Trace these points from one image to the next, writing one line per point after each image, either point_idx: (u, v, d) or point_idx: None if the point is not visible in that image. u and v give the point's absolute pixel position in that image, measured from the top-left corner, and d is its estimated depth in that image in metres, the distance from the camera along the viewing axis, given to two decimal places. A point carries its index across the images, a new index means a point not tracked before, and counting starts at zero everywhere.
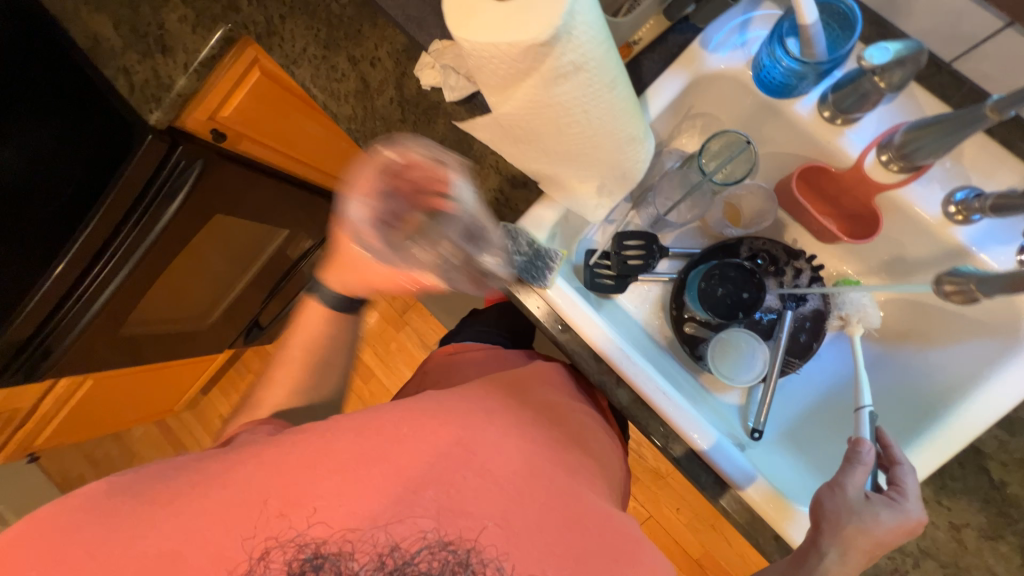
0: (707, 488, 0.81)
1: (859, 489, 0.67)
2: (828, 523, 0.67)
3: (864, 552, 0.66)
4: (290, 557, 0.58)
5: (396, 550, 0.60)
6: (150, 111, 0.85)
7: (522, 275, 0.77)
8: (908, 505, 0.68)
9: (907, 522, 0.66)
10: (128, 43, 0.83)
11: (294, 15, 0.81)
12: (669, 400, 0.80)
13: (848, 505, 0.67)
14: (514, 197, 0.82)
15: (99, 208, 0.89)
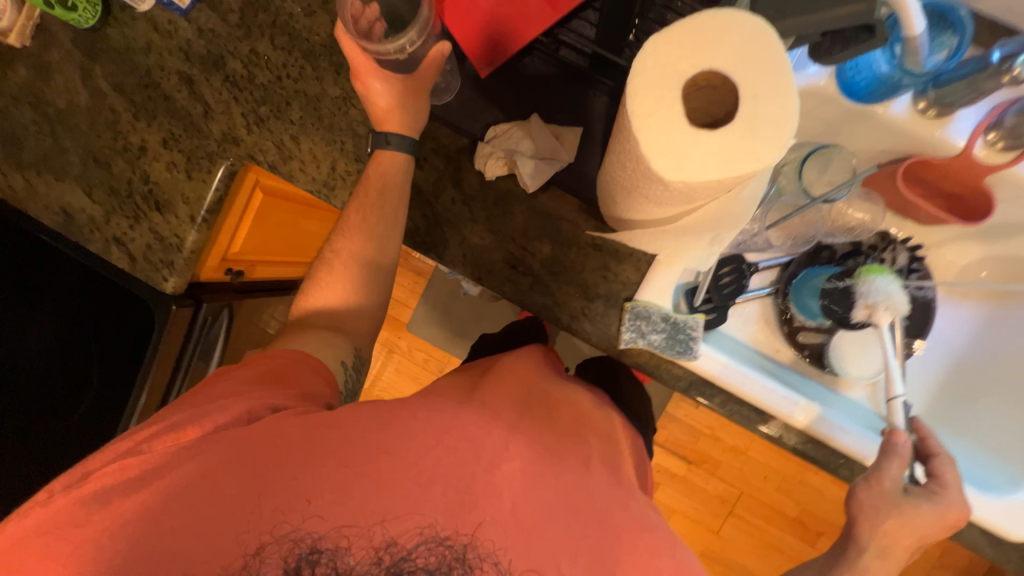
0: (744, 419, 0.69)
1: (897, 481, 0.58)
2: (862, 521, 0.59)
3: (906, 547, 0.59)
4: (293, 551, 0.43)
5: (420, 551, 0.43)
6: (165, 280, 0.77)
7: (666, 353, 0.64)
8: (946, 498, 0.59)
9: (947, 516, 0.58)
10: (111, 208, 0.75)
11: (306, 131, 0.71)
12: (780, 399, 0.65)
13: (885, 498, 0.58)
14: (571, 259, 0.67)
15: (143, 386, 0.79)
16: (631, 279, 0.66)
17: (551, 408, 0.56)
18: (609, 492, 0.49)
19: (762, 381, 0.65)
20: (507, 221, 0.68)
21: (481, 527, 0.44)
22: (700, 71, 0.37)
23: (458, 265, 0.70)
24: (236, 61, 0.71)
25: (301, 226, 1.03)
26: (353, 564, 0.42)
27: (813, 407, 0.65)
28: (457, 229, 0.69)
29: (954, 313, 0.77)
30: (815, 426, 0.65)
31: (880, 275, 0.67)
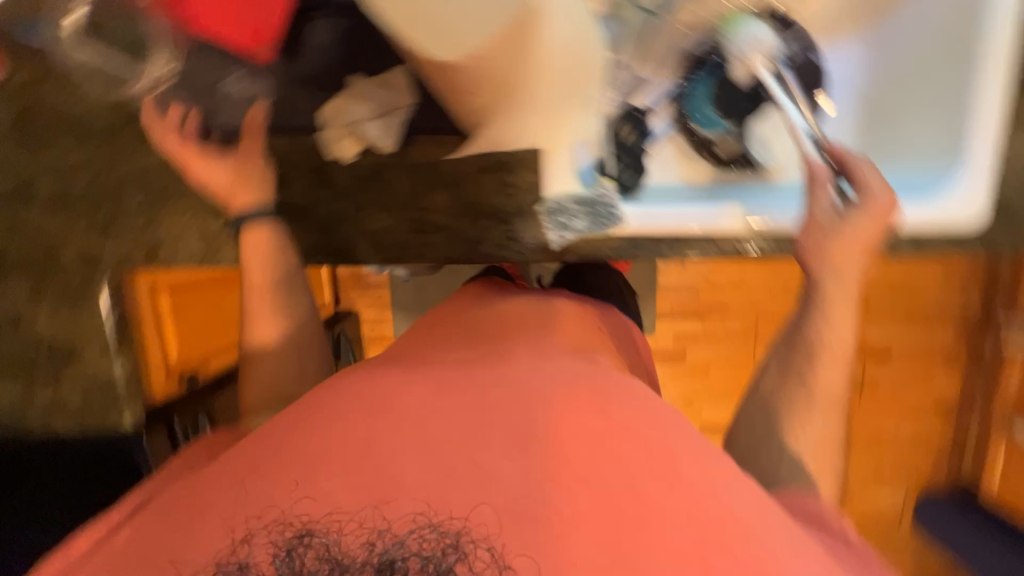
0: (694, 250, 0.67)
1: (828, 208, 0.61)
2: (815, 264, 0.60)
3: (859, 264, 0.60)
4: (279, 538, 0.34)
5: (411, 539, 0.34)
6: (121, 415, 0.75)
7: (599, 230, 0.64)
8: (874, 197, 0.59)
9: (878, 212, 0.59)
10: (31, 385, 0.74)
11: (159, 212, 0.67)
12: (707, 217, 0.66)
13: (819, 227, 0.60)
14: (470, 194, 0.65)
15: None
16: (535, 179, 0.64)
17: (510, 334, 0.58)
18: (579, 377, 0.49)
19: (680, 206, 0.66)
20: (390, 192, 0.65)
21: (478, 508, 0.35)
22: None
23: (373, 258, 0.67)
24: (49, 181, 0.67)
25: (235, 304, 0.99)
26: (345, 549, 0.34)
27: (737, 205, 0.67)
28: (354, 225, 0.66)
29: None
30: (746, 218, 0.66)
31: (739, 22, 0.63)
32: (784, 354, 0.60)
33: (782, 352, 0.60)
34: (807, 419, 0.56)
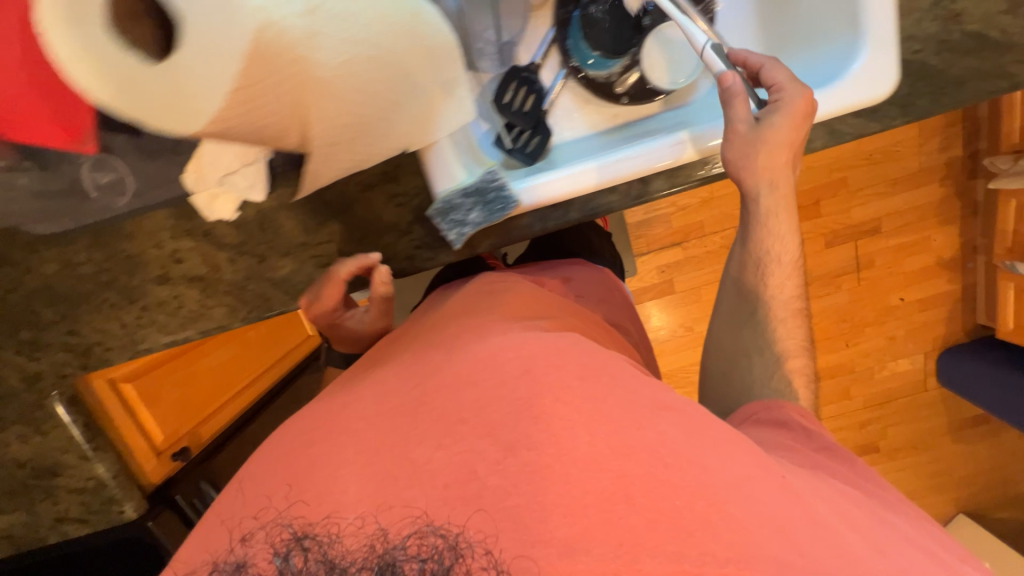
0: (615, 204, 0.64)
1: (748, 119, 0.59)
2: (745, 174, 0.61)
3: (787, 166, 0.62)
4: (284, 535, 0.45)
5: (412, 541, 0.42)
6: (122, 510, 0.77)
7: (494, 218, 0.59)
8: (787, 94, 0.58)
9: (801, 108, 0.58)
10: (29, 504, 0.76)
11: (75, 316, 0.67)
12: (632, 157, 0.61)
13: (746, 140, 0.59)
14: (364, 211, 0.63)
15: None
16: (419, 182, 0.62)
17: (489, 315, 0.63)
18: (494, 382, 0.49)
19: (611, 157, 0.61)
20: (283, 235, 0.64)
21: (475, 514, 0.43)
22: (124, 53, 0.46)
23: (291, 303, 0.67)
24: None
25: (209, 365, 0.99)
26: (344, 552, 0.42)
27: (682, 135, 0.62)
28: (262, 277, 0.65)
29: None
30: (687, 147, 0.62)
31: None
32: (739, 277, 0.71)
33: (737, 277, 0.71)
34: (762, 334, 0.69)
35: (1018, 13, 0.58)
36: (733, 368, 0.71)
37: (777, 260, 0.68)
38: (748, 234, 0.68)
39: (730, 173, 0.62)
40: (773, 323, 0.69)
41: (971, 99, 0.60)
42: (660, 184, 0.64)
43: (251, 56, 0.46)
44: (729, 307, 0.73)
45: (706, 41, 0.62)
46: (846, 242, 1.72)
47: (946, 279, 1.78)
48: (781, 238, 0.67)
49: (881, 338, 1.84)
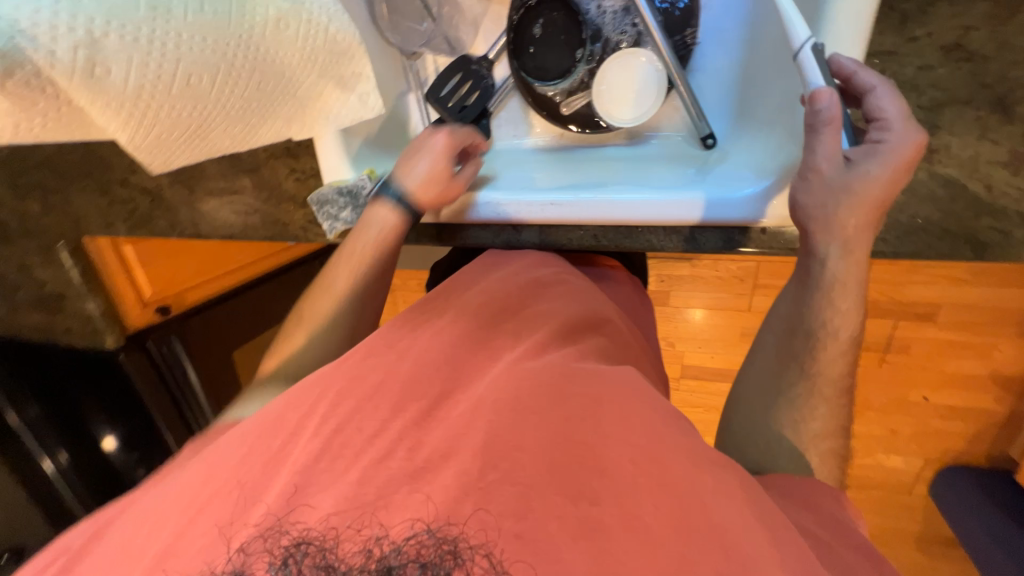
0: (501, 237, 0.64)
1: (835, 157, 0.43)
2: (816, 230, 0.45)
3: (872, 225, 0.45)
4: (275, 545, 0.37)
5: (410, 544, 0.35)
6: (106, 339, 1.02)
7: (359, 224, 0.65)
8: (889, 136, 0.42)
9: (908, 153, 0.41)
10: (45, 313, 0.99)
11: (69, 189, 0.82)
12: (666, 204, 0.56)
13: (829, 187, 0.43)
14: (272, 170, 0.69)
15: (150, 404, 1.13)
16: (314, 164, 0.67)
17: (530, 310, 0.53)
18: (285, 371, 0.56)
19: (495, 196, 0.62)
20: (207, 176, 0.72)
21: (476, 513, 0.36)
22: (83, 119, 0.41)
23: (210, 234, 0.76)
24: None
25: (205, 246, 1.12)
26: (344, 554, 0.36)
27: (762, 195, 0.53)
28: (191, 205, 0.75)
29: None
30: (566, 210, 0.58)
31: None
32: (780, 343, 0.52)
33: (782, 342, 0.52)
34: (807, 412, 0.49)
35: (1017, 170, 0.44)
36: (751, 439, 0.52)
37: (835, 333, 0.49)
38: (804, 296, 0.49)
39: (795, 220, 0.46)
40: (812, 398, 0.50)
41: (915, 253, 0.48)
42: (528, 233, 0.63)
43: (74, 75, 0.37)
44: (761, 366, 0.54)
45: (805, 37, 0.43)
46: (886, 316, 1.42)
47: (989, 397, 1.47)
48: (848, 299, 0.47)
49: (881, 428, 1.57)
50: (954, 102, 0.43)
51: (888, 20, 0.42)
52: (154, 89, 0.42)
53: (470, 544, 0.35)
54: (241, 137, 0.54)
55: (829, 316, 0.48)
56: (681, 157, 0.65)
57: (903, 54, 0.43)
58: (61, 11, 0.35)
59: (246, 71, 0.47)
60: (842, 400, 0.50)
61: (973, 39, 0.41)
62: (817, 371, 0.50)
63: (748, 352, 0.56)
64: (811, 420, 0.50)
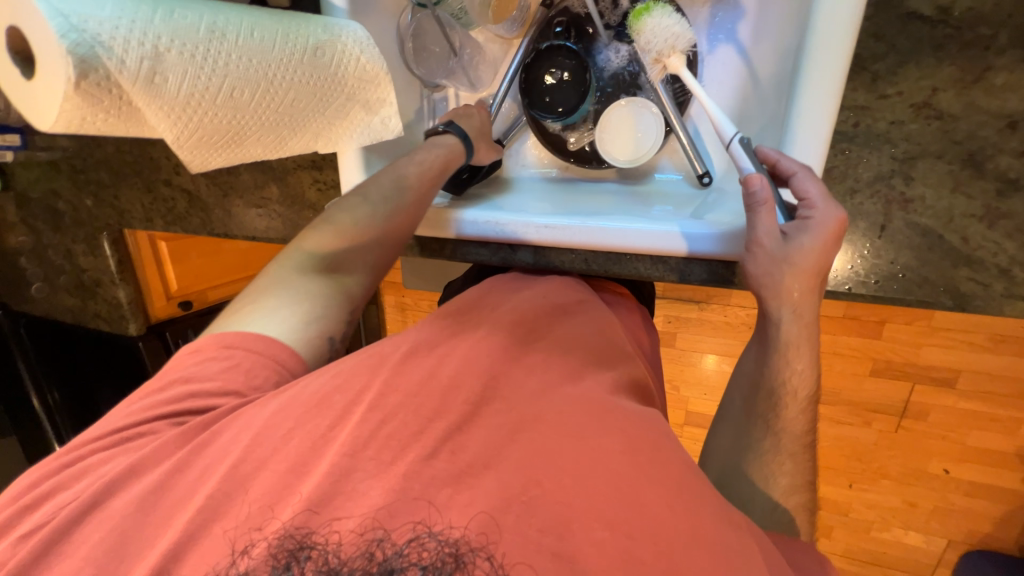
0: (499, 257, 0.68)
1: (774, 232, 0.47)
2: (767, 294, 0.49)
3: (816, 289, 0.48)
4: (281, 546, 0.39)
5: (410, 548, 0.38)
6: (128, 326, 1.08)
7: None
8: (813, 213, 0.46)
9: (833, 228, 0.45)
10: (81, 297, 1.07)
11: (119, 185, 0.91)
12: (649, 236, 0.58)
13: (772, 257, 0.47)
14: (299, 179, 0.75)
15: None
16: (336, 177, 0.73)
17: (547, 330, 0.55)
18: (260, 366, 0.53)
19: (496, 217, 0.66)
20: (240, 181, 0.79)
21: (477, 517, 0.39)
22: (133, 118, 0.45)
23: (237, 234, 0.83)
24: (55, 153, 0.92)
25: (228, 250, 1.23)
26: (344, 558, 0.38)
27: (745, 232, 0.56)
28: (223, 206, 0.82)
29: (715, 18, 0.62)
30: (558, 234, 0.62)
31: (654, 10, 0.59)
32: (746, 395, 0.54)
33: (748, 394, 0.53)
34: (776, 466, 0.50)
35: (993, 224, 0.45)
36: (730, 476, 0.52)
37: (793, 391, 0.51)
38: (764, 356, 0.52)
39: (750, 280, 0.49)
40: (779, 454, 0.51)
41: (895, 298, 0.49)
42: (522, 254, 0.66)
43: (136, 81, 0.43)
44: (732, 411, 0.55)
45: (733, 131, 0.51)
46: (903, 380, 1.34)
47: (1018, 478, 1.35)
48: (802, 358, 0.50)
49: (897, 501, 1.46)
50: (927, 156, 0.46)
51: (860, 78, 0.46)
52: (200, 97, 0.48)
53: (471, 547, 0.38)
54: (272, 146, 0.60)
55: (786, 373, 0.51)
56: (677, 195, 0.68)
57: (875, 109, 0.46)
58: (134, 29, 0.42)
59: (282, 88, 0.54)
60: (807, 457, 0.51)
61: (941, 99, 0.44)
62: (781, 424, 0.51)
63: (718, 412, 0.57)
64: (780, 476, 0.50)
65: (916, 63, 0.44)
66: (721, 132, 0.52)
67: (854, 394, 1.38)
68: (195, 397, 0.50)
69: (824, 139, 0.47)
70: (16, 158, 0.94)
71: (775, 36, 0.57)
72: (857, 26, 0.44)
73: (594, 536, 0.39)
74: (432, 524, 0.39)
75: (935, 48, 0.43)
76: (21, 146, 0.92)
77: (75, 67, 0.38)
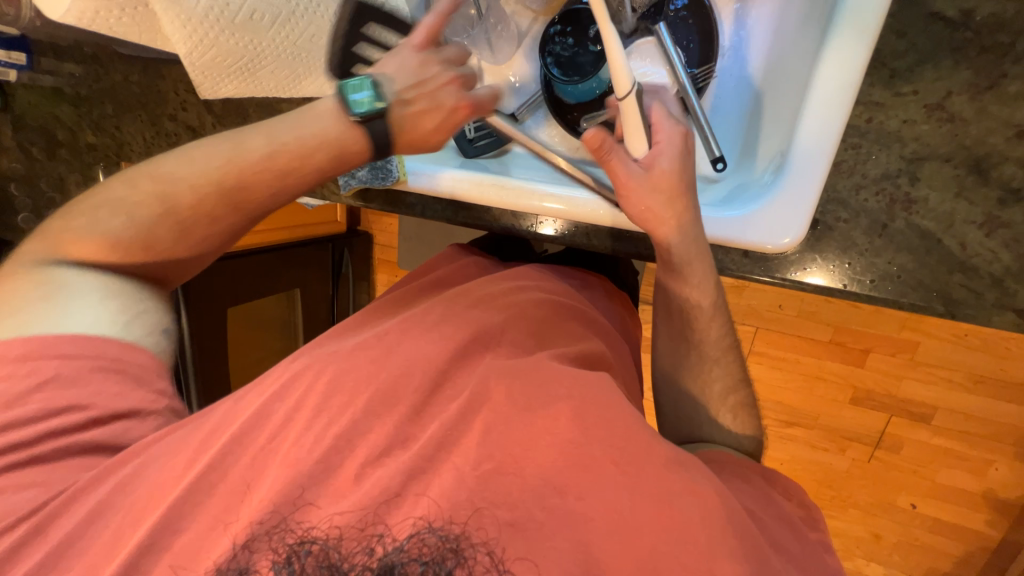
0: (501, 219, 0.68)
1: (635, 170, 0.53)
2: (651, 228, 0.53)
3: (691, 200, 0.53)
4: (282, 544, 0.37)
5: (410, 543, 0.36)
6: None
7: (372, 185, 0.68)
8: (661, 136, 0.54)
9: (677, 145, 0.53)
10: None
11: (121, 117, 0.89)
12: None
13: (646, 188, 0.52)
14: None
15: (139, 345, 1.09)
16: None
17: (463, 292, 0.59)
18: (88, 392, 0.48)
19: (503, 181, 0.65)
20: (247, 124, 0.78)
21: (476, 512, 0.38)
22: (149, 26, 0.46)
23: None
24: (61, 78, 0.91)
25: None
26: (345, 553, 0.35)
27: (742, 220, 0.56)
28: None
29: (741, 14, 0.65)
30: (518, 196, 0.63)
31: None
32: (663, 326, 0.59)
33: (666, 326, 0.58)
34: (709, 376, 0.56)
35: (993, 232, 0.46)
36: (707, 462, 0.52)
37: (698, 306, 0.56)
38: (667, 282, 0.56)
39: (629, 212, 0.54)
40: (705, 362, 0.56)
41: (890, 299, 0.49)
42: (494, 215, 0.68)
43: None
44: (662, 344, 0.60)
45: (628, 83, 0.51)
46: (881, 411, 1.35)
47: (982, 518, 1.37)
48: (699, 277, 0.54)
49: (863, 531, 1.47)
50: (934, 158, 0.46)
51: (878, 74, 0.46)
52: (219, 12, 0.47)
53: (471, 542, 0.37)
54: (286, 83, 0.59)
55: (686, 293, 0.55)
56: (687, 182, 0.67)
57: (888, 107, 0.46)
58: None
59: (302, 23, 0.53)
60: (731, 357, 0.57)
61: (954, 102, 0.45)
62: (698, 340, 0.56)
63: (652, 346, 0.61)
64: (712, 381, 0.56)
65: (933, 64, 0.45)
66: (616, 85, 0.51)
67: (831, 419, 1.40)
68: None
69: (835, 131, 0.47)
70: (20, 79, 0.92)
71: (801, 29, 0.57)
72: (879, 18, 0.44)
73: (568, 508, 0.39)
74: (431, 518, 0.37)
75: (953, 50, 0.44)
76: (27, 66, 0.90)
77: None
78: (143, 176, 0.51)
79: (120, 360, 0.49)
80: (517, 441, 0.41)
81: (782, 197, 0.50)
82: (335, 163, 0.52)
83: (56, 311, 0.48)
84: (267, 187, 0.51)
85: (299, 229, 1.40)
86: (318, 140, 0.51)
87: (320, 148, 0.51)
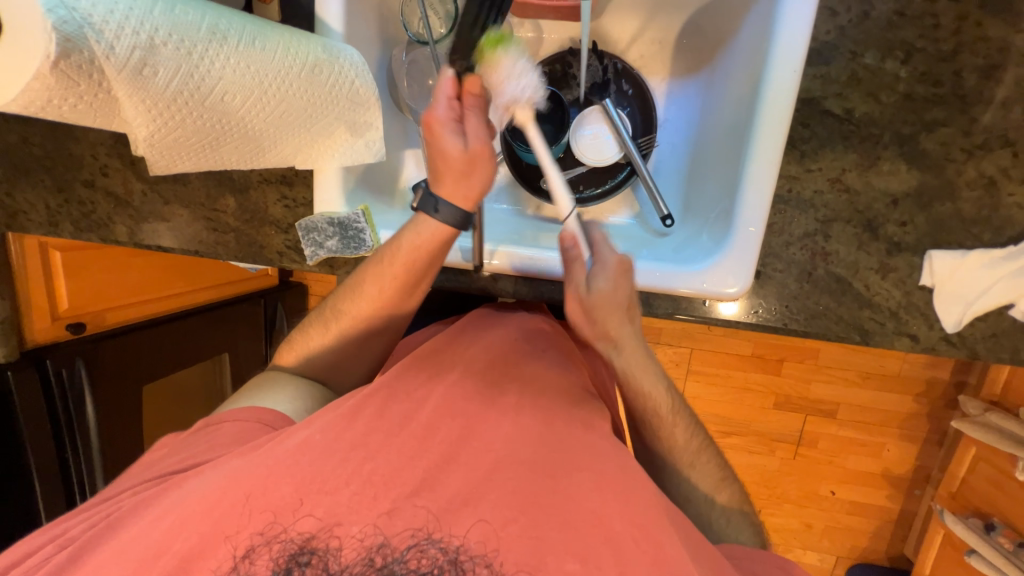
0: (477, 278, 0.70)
1: (581, 285, 0.58)
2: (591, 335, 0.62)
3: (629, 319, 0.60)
4: (282, 552, 0.43)
5: (411, 555, 0.43)
6: None
7: (345, 253, 0.68)
8: (601, 259, 0.59)
9: (616, 273, 0.58)
10: None
11: (17, 184, 0.77)
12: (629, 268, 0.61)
13: (585, 308, 0.59)
14: (264, 190, 0.71)
15: (22, 435, 0.87)
16: (308, 195, 0.70)
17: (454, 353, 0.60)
18: (221, 442, 0.58)
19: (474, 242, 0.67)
20: (188, 190, 0.72)
21: (477, 524, 0.45)
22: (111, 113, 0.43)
23: (175, 247, 0.75)
24: None
25: (139, 263, 1.05)
26: (343, 564, 0.43)
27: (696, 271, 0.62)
28: (161, 215, 0.74)
29: (674, 89, 0.76)
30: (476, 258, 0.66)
31: (505, 48, 0.56)
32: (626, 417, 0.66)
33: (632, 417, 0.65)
34: (674, 448, 0.63)
35: (885, 276, 0.58)
36: None
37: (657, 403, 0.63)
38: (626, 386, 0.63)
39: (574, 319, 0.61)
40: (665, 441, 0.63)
41: (819, 331, 0.59)
42: (446, 214, 0.60)
43: (122, 70, 0.40)
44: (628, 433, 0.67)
45: (571, 209, 0.59)
46: (799, 412, 1.55)
47: (884, 495, 1.59)
48: (647, 375, 0.62)
49: (797, 522, 1.64)
50: (840, 220, 0.58)
51: (792, 154, 0.57)
52: (188, 96, 0.45)
53: (472, 557, 0.43)
54: (248, 156, 0.56)
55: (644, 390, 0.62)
56: (643, 233, 0.74)
57: (803, 179, 0.57)
58: (131, 18, 0.40)
59: (274, 100, 0.51)
60: (691, 434, 0.64)
61: (848, 177, 0.57)
62: (657, 423, 0.63)
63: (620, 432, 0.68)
64: (673, 451, 0.63)
65: (831, 148, 0.57)
66: (558, 208, 0.59)
67: (761, 425, 1.56)
68: (94, 507, 0.53)
69: (766, 197, 0.56)
70: None
71: (728, 104, 0.67)
72: (792, 108, 0.55)
73: (565, 561, 0.44)
74: (432, 531, 0.44)
75: (843, 138, 0.56)
76: None
77: (57, 45, 0.36)
78: (330, 314, 0.69)
79: (271, 426, 0.61)
80: (532, 496, 0.47)
81: (731, 254, 0.58)
82: (435, 259, 0.63)
83: (259, 397, 0.65)
84: (410, 292, 0.66)
85: (226, 287, 1.28)
86: (407, 245, 0.62)
87: (425, 258, 0.63)
